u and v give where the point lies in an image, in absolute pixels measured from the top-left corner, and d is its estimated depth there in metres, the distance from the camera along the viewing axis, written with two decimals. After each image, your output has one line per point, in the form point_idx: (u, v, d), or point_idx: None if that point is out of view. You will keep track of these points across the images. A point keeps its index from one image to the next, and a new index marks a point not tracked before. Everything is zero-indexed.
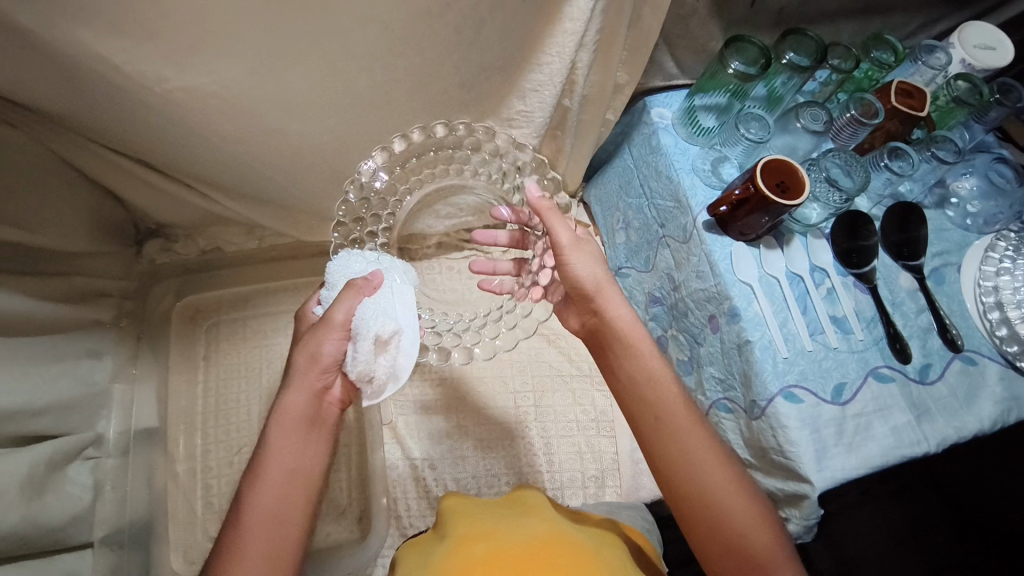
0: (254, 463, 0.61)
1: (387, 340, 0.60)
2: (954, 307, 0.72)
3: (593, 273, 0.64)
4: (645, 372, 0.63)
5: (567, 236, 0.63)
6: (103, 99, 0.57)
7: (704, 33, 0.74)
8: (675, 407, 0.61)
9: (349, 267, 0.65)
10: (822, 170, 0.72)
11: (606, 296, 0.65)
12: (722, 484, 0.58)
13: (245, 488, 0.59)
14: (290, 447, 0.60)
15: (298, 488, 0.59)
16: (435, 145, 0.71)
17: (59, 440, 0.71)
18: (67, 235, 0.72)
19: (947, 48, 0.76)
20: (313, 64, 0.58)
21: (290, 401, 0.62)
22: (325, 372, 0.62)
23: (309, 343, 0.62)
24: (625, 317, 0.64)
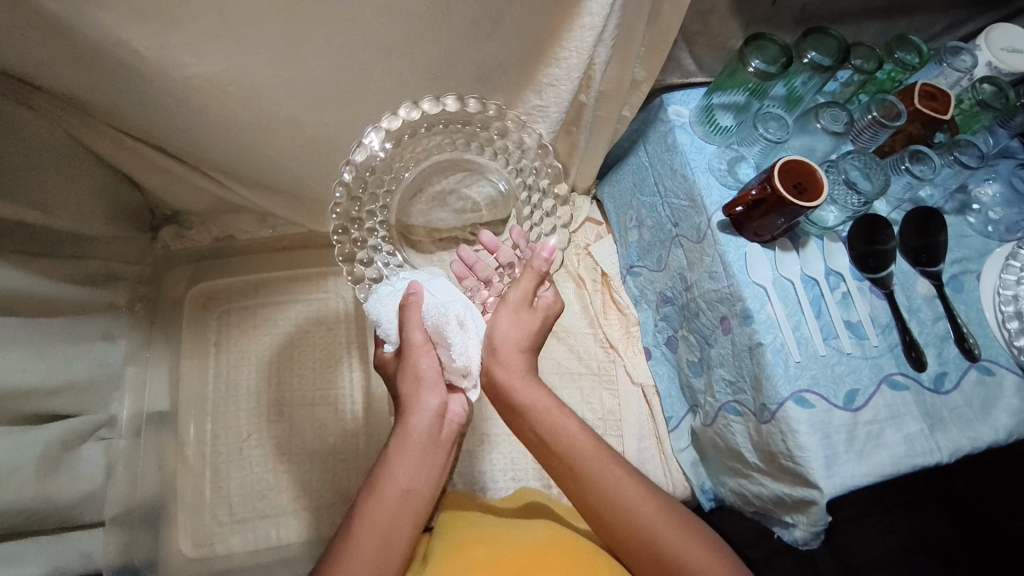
0: (370, 482, 0.59)
1: (464, 320, 0.58)
2: (972, 315, 0.71)
3: (507, 334, 0.60)
4: (547, 427, 0.60)
5: (518, 295, 0.60)
6: (121, 84, 0.58)
7: (724, 31, 0.73)
8: (581, 454, 0.59)
9: (386, 299, 0.60)
10: (840, 172, 0.71)
11: (505, 358, 0.60)
12: (652, 515, 0.58)
13: (357, 507, 0.58)
14: (407, 469, 0.57)
15: (412, 509, 0.57)
16: (446, 118, 0.68)
17: (73, 420, 0.72)
18: (84, 219, 0.73)
19: (973, 50, 0.75)
20: (328, 53, 0.58)
21: (411, 421, 0.58)
22: (434, 388, 0.59)
23: (408, 365, 0.59)
24: (518, 377, 0.60)
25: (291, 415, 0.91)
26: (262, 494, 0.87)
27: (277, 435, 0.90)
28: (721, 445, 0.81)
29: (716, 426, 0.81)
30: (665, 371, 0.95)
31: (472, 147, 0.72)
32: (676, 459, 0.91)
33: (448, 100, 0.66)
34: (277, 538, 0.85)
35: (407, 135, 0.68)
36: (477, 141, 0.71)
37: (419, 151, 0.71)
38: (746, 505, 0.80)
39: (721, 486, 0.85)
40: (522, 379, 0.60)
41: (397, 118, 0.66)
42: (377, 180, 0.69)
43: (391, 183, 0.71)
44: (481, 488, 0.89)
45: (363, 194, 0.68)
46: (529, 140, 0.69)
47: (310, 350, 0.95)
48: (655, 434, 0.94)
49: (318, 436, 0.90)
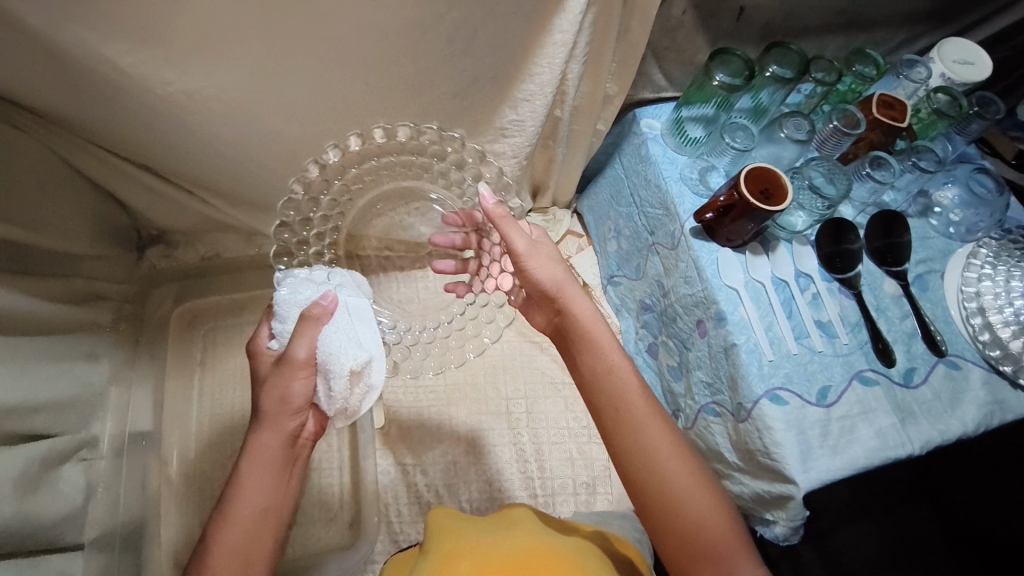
0: (223, 500, 0.60)
1: (361, 371, 0.59)
2: (938, 313, 0.73)
3: (554, 275, 0.64)
4: (606, 362, 0.63)
5: (522, 243, 0.63)
6: (107, 103, 0.60)
7: (691, 47, 0.77)
8: (633, 399, 0.61)
9: (297, 294, 0.61)
10: (805, 178, 0.74)
11: (567, 294, 0.64)
12: (680, 472, 0.59)
13: (213, 527, 0.59)
14: (264, 487, 0.60)
15: (270, 525, 0.59)
16: (395, 149, 0.70)
17: (55, 439, 0.71)
18: (69, 239, 0.73)
19: (927, 62, 0.78)
20: (310, 69, 0.61)
21: (262, 439, 0.60)
22: (296, 412, 0.61)
23: (278, 383, 0.59)
24: (587, 313, 0.64)
25: None
26: None
27: None
28: (702, 448, 0.82)
29: (696, 429, 0.83)
30: (649, 379, 0.96)
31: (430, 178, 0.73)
32: None
33: (423, 131, 0.68)
34: None
35: (372, 159, 0.70)
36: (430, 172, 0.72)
37: (364, 182, 0.71)
38: None
39: None
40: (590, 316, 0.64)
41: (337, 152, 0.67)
42: (324, 214, 0.70)
43: (338, 214, 0.71)
44: (467, 500, 0.90)
45: (315, 214, 0.69)
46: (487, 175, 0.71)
47: None
48: None
49: None
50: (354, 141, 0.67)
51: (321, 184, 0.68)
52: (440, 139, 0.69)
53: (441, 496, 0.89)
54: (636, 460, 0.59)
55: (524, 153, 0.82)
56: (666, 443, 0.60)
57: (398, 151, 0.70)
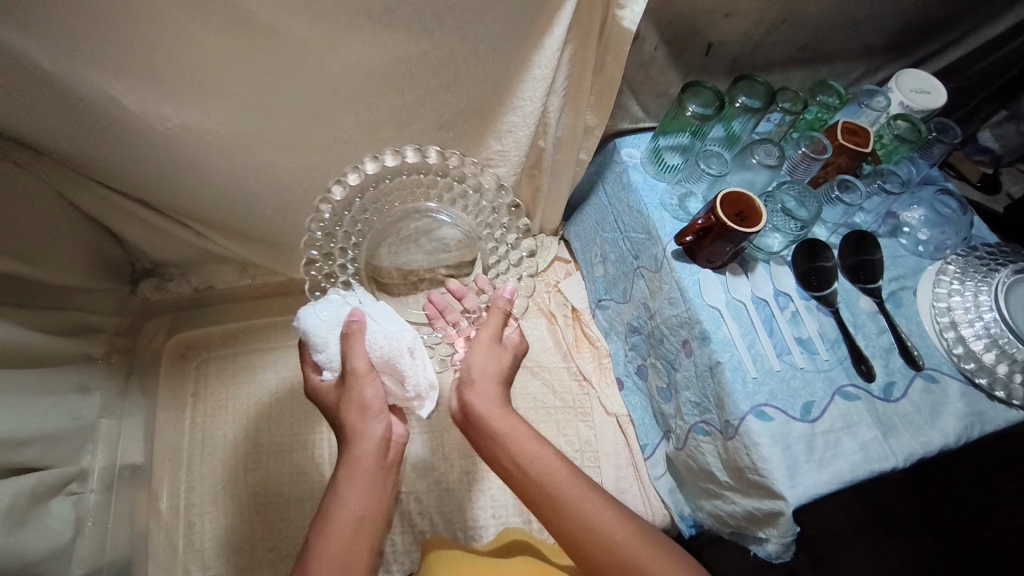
0: (321, 510, 0.60)
1: (414, 350, 0.61)
2: (914, 328, 0.76)
3: (485, 368, 0.64)
4: (521, 454, 0.62)
5: (488, 336, 0.65)
6: (106, 140, 0.63)
7: (664, 80, 0.81)
8: (558, 481, 0.61)
9: (320, 317, 0.59)
10: (777, 202, 0.78)
11: (477, 388, 0.64)
12: (628, 538, 0.59)
13: (314, 536, 0.58)
14: (358, 494, 0.59)
15: (367, 530, 0.59)
16: (407, 170, 0.71)
17: (42, 472, 0.70)
18: (63, 271, 0.75)
19: (887, 92, 0.83)
20: (302, 103, 0.64)
21: (357, 451, 0.59)
22: (379, 416, 0.60)
23: (352, 395, 0.59)
24: (493, 408, 0.63)
25: (267, 462, 0.91)
26: (236, 546, 0.86)
27: (253, 483, 0.89)
28: (694, 468, 0.82)
29: (687, 449, 0.83)
30: (638, 401, 0.97)
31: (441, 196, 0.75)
32: (653, 487, 0.92)
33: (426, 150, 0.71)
34: None
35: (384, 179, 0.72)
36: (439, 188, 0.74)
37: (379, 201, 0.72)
38: (722, 527, 0.80)
39: (698, 512, 0.85)
40: (497, 407, 0.63)
41: (357, 175, 0.69)
42: (346, 234, 0.71)
43: (358, 233, 0.72)
44: (461, 527, 0.89)
45: (338, 229, 0.70)
46: (489, 186, 0.73)
47: (290, 398, 0.95)
48: (632, 464, 0.96)
49: (295, 483, 0.90)
50: (369, 160, 0.70)
51: (343, 205, 0.70)
52: (445, 157, 0.71)
53: (435, 523, 0.89)
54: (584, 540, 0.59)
55: (510, 182, 0.85)
56: (607, 514, 0.60)
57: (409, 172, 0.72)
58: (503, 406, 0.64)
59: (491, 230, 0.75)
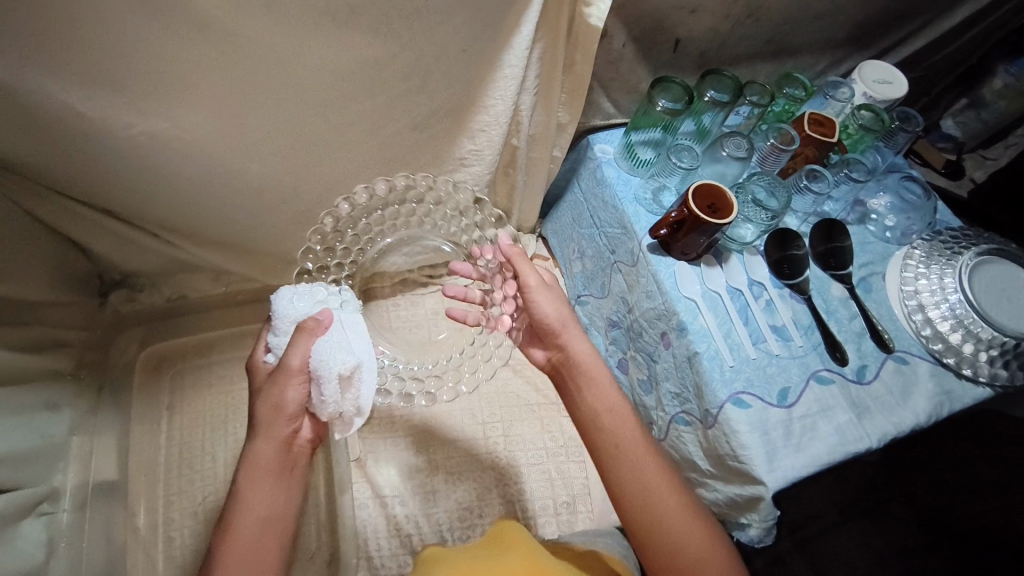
0: (223, 516, 0.58)
1: (349, 376, 0.61)
2: (883, 312, 0.78)
3: (558, 311, 0.68)
4: (603, 401, 0.65)
5: (533, 277, 0.69)
6: (65, 147, 0.61)
7: (634, 76, 0.82)
8: (634, 444, 0.62)
9: (294, 304, 0.63)
10: (749, 193, 0.79)
11: (569, 335, 0.68)
12: (677, 509, 0.59)
13: (216, 546, 0.57)
14: (262, 496, 0.58)
15: (273, 537, 0.57)
16: (383, 202, 0.75)
17: (12, 493, 0.68)
18: (27, 286, 0.72)
19: (850, 83, 0.85)
20: (270, 108, 0.63)
21: (258, 449, 0.59)
22: (291, 418, 0.60)
23: (272, 391, 0.59)
24: (585, 354, 0.67)
25: None
26: None
27: None
28: (676, 458, 0.83)
29: (669, 439, 0.84)
30: (621, 395, 0.98)
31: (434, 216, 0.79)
32: None
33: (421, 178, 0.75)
34: None
35: (385, 204, 0.76)
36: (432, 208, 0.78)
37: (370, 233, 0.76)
38: None
39: None
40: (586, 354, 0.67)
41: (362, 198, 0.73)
42: (346, 249, 0.75)
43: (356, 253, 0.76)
44: (448, 528, 0.89)
45: (340, 245, 0.74)
46: (464, 200, 0.78)
47: None
48: None
49: None
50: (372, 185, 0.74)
51: (346, 223, 0.74)
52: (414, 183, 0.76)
53: (421, 526, 0.88)
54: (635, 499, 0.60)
55: (485, 181, 0.85)
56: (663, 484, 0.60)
57: (388, 202, 0.76)
58: (587, 345, 0.68)
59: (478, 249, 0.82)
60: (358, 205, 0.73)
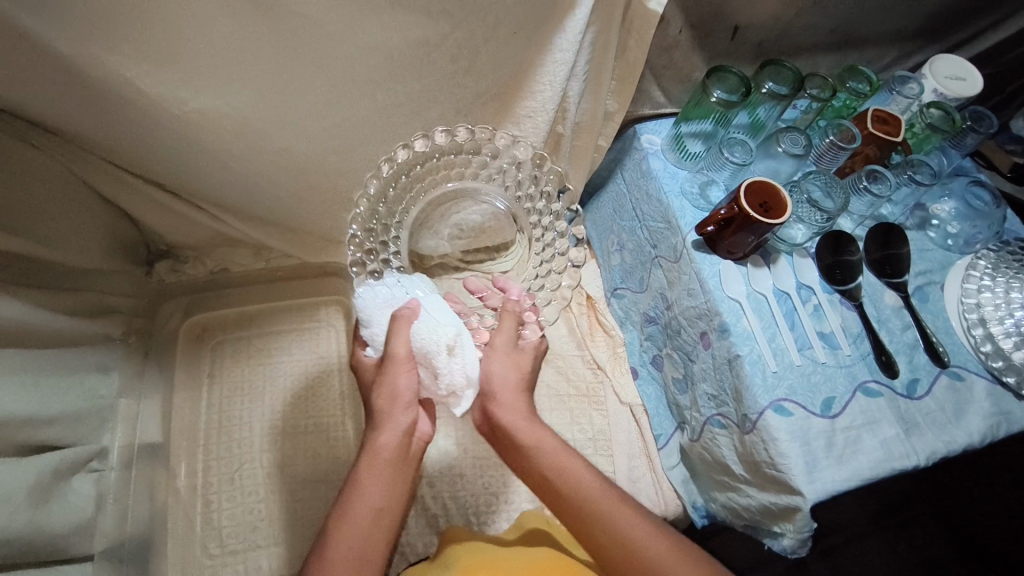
0: (341, 500, 0.60)
1: (455, 346, 0.60)
2: (939, 324, 0.74)
3: (509, 377, 0.64)
4: (555, 466, 0.61)
5: (502, 340, 0.65)
6: (121, 120, 0.62)
7: (687, 64, 0.79)
8: (593, 494, 0.59)
9: (377, 296, 0.62)
10: (803, 192, 0.76)
11: (503, 403, 0.64)
12: (666, 557, 0.56)
13: (328, 528, 0.58)
14: (378, 486, 0.60)
15: (385, 527, 0.59)
16: (444, 150, 0.72)
17: (67, 450, 0.72)
18: (81, 253, 0.75)
19: (920, 78, 0.80)
20: (319, 88, 0.63)
21: (381, 441, 0.61)
22: (407, 406, 0.62)
23: (387, 380, 0.60)
24: (516, 420, 0.63)
25: (281, 443, 0.91)
26: (254, 525, 0.87)
27: (269, 463, 0.90)
28: (708, 461, 0.82)
29: (702, 441, 0.83)
30: (653, 392, 0.96)
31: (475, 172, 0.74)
32: (666, 478, 0.91)
33: (441, 131, 0.70)
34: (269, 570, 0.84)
35: (422, 162, 0.72)
36: (477, 165, 0.73)
37: (433, 178, 0.73)
38: (736, 520, 0.80)
39: (711, 503, 0.86)
40: (522, 419, 0.63)
41: (408, 151, 0.69)
42: (390, 209, 0.72)
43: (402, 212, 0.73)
44: (474, 512, 0.89)
45: (384, 206, 0.71)
46: (523, 155, 0.72)
47: (308, 381, 0.96)
48: (644, 454, 0.95)
49: (309, 464, 0.91)
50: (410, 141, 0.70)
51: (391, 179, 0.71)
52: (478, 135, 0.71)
53: (448, 509, 0.89)
54: (610, 550, 0.57)
55: None
56: (638, 526, 0.58)
57: (456, 149, 0.72)
58: (521, 414, 0.64)
59: (532, 203, 0.74)
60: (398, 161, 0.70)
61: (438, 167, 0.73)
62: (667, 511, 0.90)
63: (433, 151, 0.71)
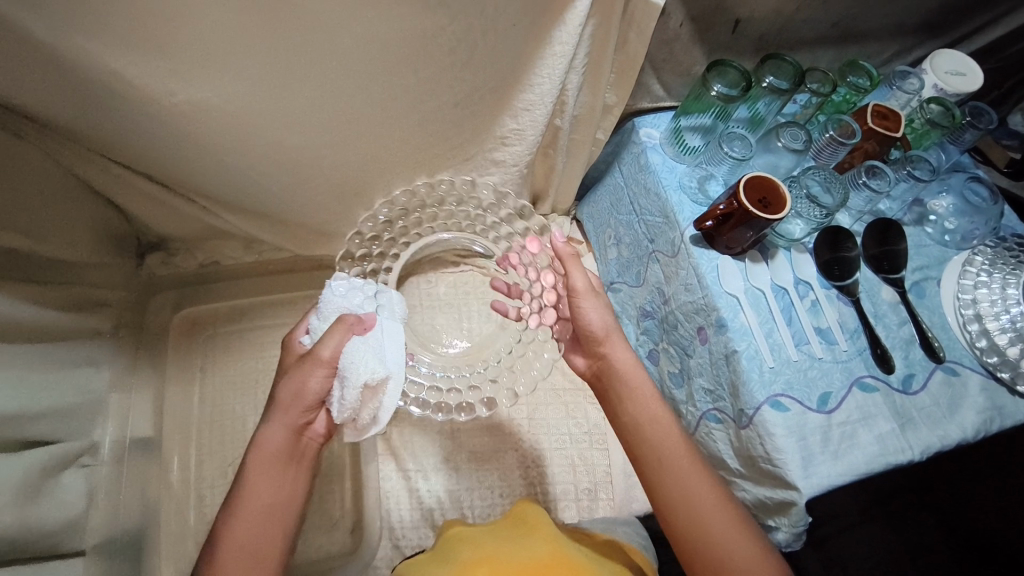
0: (233, 493, 0.62)
1: (375, 386, 0.59)
2: (935, 319, 0.74)
3: (605, 320, 0.68)
4: (647, 412, 0.66)
5: (582, 282, 0.67)
6: (107, 109, 0.60)
7: (688, 58, 0.78)
8: (676, 445, 0.63)
9: (343, 296, 0.63)
10: (802, 187, 0.75)
11: (612, 343, 0.68)
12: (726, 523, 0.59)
13: (224, 517, 0.60)
14: (268, 485, 0.61)
15: (278, 524, 0.60)
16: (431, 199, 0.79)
17: (56, 446, 0.71)
18: (67, 246, 0.73)
19: (920, 73, 0.80)
20: (312, 80, 0.62)
21: (264, 438, 0.62)
22: (306, 407, 0.62)
23: (296, 376, 0.61)
24: (625, 361, 0.68)
25: None
26: None
27: None
28: (704, 455, 0.82)
29: (698, 435, 0.83)
30: (649, 385, 0.96)
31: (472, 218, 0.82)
32: None
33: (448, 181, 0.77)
34: None
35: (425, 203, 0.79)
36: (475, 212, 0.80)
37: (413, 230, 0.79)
38: None
39: None
40: (627, 363, 0.68)
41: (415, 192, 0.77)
42: (390, 240, 0.78)
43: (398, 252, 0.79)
44: (469, 506, 0.89)
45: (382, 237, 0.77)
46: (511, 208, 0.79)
47: None
48: None
49: None
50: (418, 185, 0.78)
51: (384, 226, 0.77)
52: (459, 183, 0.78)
53: (443, 502, 0.89)
54: (676, 500, 0.61)
55: (525, 161, 0.83)
56: (707, 488, 0.61)
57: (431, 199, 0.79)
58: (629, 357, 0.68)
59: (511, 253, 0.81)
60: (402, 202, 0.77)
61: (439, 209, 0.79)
62: None
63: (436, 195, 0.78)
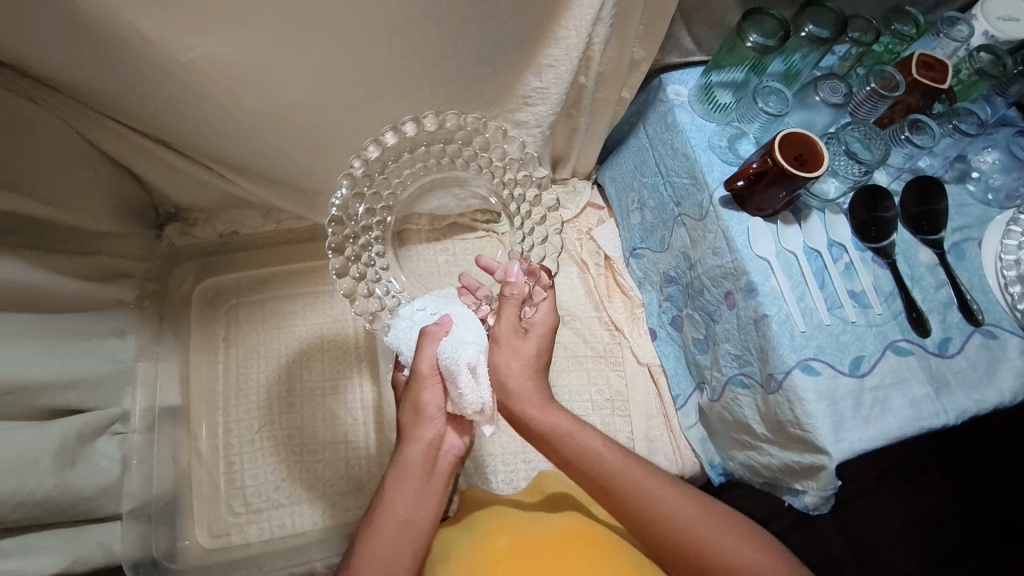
0: (368, 513, 0.61)
1: (479, 364, 0.58)
2: (975, 281, 0.71)
3: (514, 372, 0.65)
4: (577, 446, 0.63)
5: (506, 326, 0.64)
6: (122, 68, 0.59)
7: (721, 7, 0.74)
8: (613, 466, 0.62)
9: (413, 320, 0.63)
10: (841, 143, 0.72)
11: (517, 398, 0.65)
12: (695, 520, 0.59)
13: (359, 540, 0.59)
14: (406, 498, 0.61)
15: (409, 542, 0.59)
16: (430, 138, 0.70)
17: (88, 414, 0.73)
18: (88, 216, 0.74)
19: (970, 20, 0.75)
20: (332, 35, 0.59)
21: (406, 452, 0.62)
22: (432, 420, 0.63)
23: (411, 395, 0.62)
24: (535, 409, 0.65)
25: (299, 406, 0.91)
26: (277, 484, 0.87)
27: (290, 425, 0.90)
28: (729, 420, 0.82)
29: (723, 400, 0.82)
30: (672, 351, 0.96)
31: (458, 164, 0.72)
32: (684, 437, 0.91)
33: (429, 118, 0.68)
34: (293, 527, 0.86)
35: (406, 151, 0.70)
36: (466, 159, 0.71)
37: (410, 172, 0.71)
38: (755, 478, 0.80)
39: (729, 462, 0.85)
40: (538, 410, 0.65)
41: (394, 136, 0.68)
42: (375, 194, 0.70)
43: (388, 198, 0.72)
44: (493, 472, 0.90)
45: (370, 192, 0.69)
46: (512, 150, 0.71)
47: (318, 343, 0.95)
48: (662, 414, 0.95)
49: (325, 425, 0.90)
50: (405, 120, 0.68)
51: (377, 166, 0.69)
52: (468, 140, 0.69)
53: (468, 468, 0.90)
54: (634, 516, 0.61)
55: (549, 121, 0.80)
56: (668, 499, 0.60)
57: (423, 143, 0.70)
58: (541, 405, 0.65)
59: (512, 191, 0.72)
60: (389, 143, 0.68)
61: (417, 159, 0.71)
62: (685, 471, 0.90)
63: (420, 138, 0.70)
